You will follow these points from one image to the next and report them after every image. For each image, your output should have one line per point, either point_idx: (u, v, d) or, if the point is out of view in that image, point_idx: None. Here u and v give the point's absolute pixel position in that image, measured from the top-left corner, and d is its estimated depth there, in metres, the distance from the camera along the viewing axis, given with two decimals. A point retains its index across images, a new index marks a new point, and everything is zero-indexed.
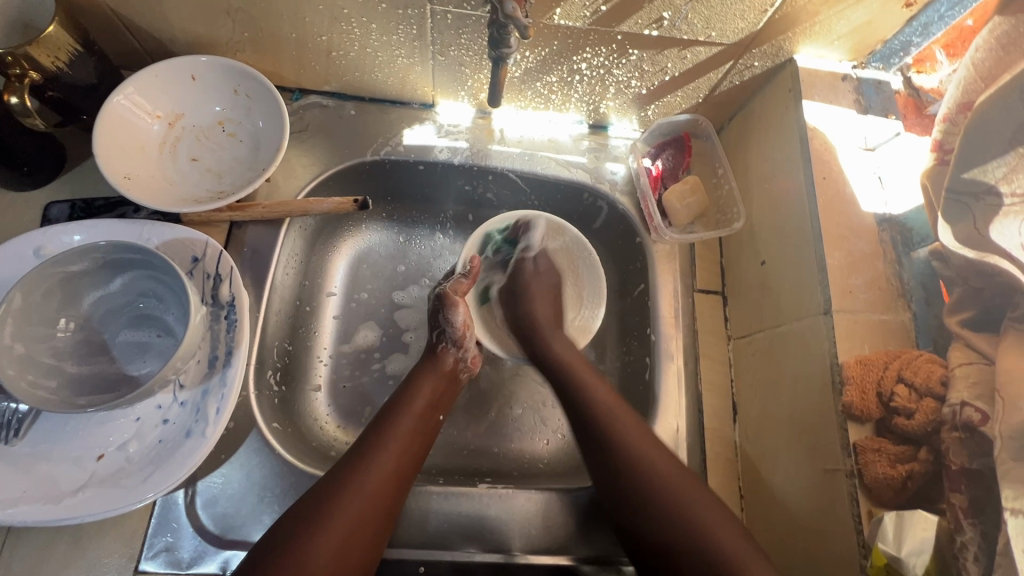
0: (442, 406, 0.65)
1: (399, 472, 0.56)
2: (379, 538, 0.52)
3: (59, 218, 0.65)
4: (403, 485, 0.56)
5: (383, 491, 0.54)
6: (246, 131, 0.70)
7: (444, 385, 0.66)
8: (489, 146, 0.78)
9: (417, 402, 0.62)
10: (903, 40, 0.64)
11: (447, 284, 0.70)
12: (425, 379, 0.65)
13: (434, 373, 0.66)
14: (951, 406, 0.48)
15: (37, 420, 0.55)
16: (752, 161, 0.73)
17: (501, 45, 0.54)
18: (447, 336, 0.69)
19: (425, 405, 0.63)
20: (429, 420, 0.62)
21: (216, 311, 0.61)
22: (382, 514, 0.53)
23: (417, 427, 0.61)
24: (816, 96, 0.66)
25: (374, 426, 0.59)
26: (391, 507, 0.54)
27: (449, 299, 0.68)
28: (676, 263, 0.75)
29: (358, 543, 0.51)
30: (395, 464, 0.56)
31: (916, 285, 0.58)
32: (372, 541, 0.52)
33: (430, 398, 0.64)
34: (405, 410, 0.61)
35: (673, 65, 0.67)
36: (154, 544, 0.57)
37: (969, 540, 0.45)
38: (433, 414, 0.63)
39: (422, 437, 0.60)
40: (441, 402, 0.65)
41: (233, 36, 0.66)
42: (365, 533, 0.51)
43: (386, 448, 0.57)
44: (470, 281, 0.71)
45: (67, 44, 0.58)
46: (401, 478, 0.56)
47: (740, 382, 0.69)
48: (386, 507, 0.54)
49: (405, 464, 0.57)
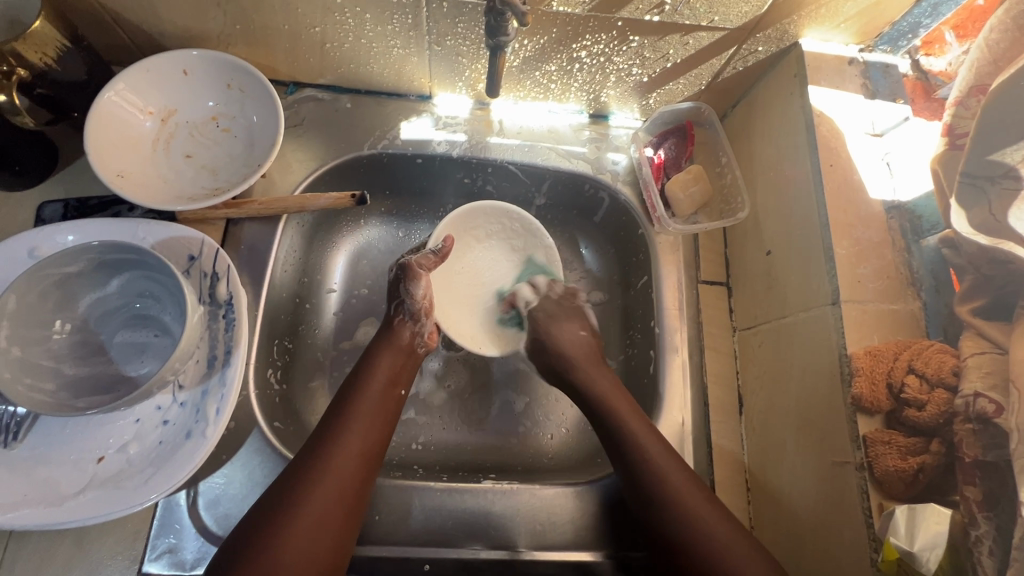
0: (402, 380, 0.64)
1: (366, 450, 0.55)
2: (352, 520, 0.52)
3: (53, 218, 0.64)
4: (370, 463, 0.55)
5: (351, 470, 0.54)
6: (240, 126, 0.69)
7: (402, 360, 0.65)
8: (487, 138, 0.76)
9: (374, 379, 0.61)
10: (911, 21, 0.62)
11: (412, 257, 0.69)
12: (381, 356, 0.64)
13: (390, 349, 0.65)
14: (964, 397, 0.47)
15: (37, 423, 0.55)
16: (757, 148, 0.72)
17: (498, 33, 0.53)
18: (404, 309, 0.68)
19: (383, 381, 0.62)
20: (390, 397, 0.61)
21: (214, 310, 0.60)
22: (350, 498, 0.53)
23: (378, 403, 0.60)
24: (822, 81, 0.64)
25: (333, 408, 0.58)
26: (361, 487, 0.54)
27: (410, 271, 0.68)
28: (680, 254, 0.74)
29: (331, 525, 0.50)
30: (360, 443, 0.56)
31: (927, 274, 0.56)
32: (345, 523, 0.51)
33: (389, 374, 0.63)
34: (364, 388, 0.60)
35: (676, 51, 0.66)
36: (157, 546, 0.57)
37: (983, 533, 0.44)
38: (393, 391, 0.62)
39: (383, 415, 0.59)
40: (400, 377, 0.64)
41: (225, 29, 0.65)
42: (336, 515, 0.51)
43: (347, 428, 0.56)
44: (439, 259, 0.69)
45: (54, 39, 0.57)
46: (366, 458, 0.55)
47: (747, 373, 0.68)
48: (354, 487, 0.53)
49: (369, 442, 0.56)
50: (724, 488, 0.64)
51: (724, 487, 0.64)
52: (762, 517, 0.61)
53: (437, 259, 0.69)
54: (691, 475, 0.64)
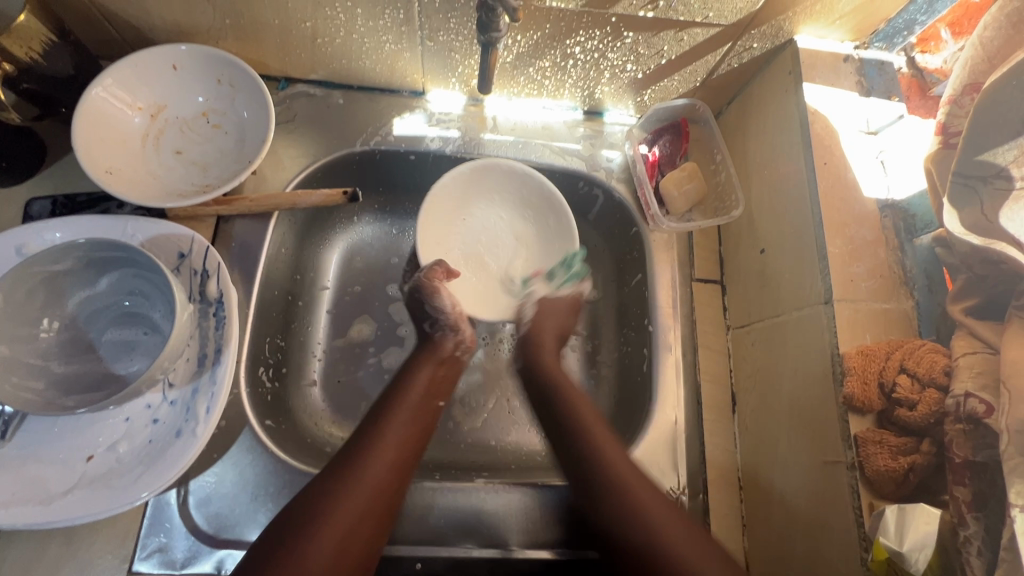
0: (442, 391, 0.64)
1: (401, 459, 0.55)
2: (383, 528, 0.52)
3: (41, 215, 0.63)
4: (405, 471, 0.55)
5: (384, 479, 0.53)
6: (231, 122, 0.68)
7: (442, 370, 0.65)
8: (481, 135, 0.76)
9: (415, 388, 0.61)
10: (907, 18, 0.61)
11: (423, 272, 0.69)
12: (422, 366, 0.64)
13: (430, 360, 0.65)
14: (955, 397, 0.47)
15: (25, 422, 0.54)
16: (752, 146, 0.72)
17: (489, 29, 0.53)
18: (442, 323, 0.68)
19: (421, 392, 0.61)
20: (428, 406, 0.61)
21: (204, 308, 0.59)
22: (384, 505, 0.52)
23: (416, 413, 0.60)
24: (817, 78, 0.64)
25: (371, 415, 0.58)
26: (396, 496, 0.54)
27: (430, 286, 0.67)
28: (674, 252, 0.74)
29: (362, 533, 0.50)
30: (395, 452, 0.55)
31: (920, 273, 0.56)
32: (375, 533, 0.51)
33: (426, 385, 0.63)
34: (403, 398, 0.60)
35: (670, 47, 0.65)
36: (148, 545, 0.57)
37: (972, 534, 0.44)
38: (432, 400, 0.62)
39: (421, 424, 0.59)
40: (441, 387, 0.64)
41: (214, 23, 0.64)
42: (368, 523, 0.51)
43: (385, 435, 0.56)
44: (446, 271, 0.69)
45: (40, 33, 0.56)
46: (403, 468, 0.55)
47: (740, 371, 0.68)
48: (389, 496, 0.53)
49: (408, 452, 0.56)
50: (717, 486, 0.64)
51: (716, 485, 0.64)
52: (755, 516, 0.62)
53: (446, 272, 0.69)
54: (683, 473, 0.64)
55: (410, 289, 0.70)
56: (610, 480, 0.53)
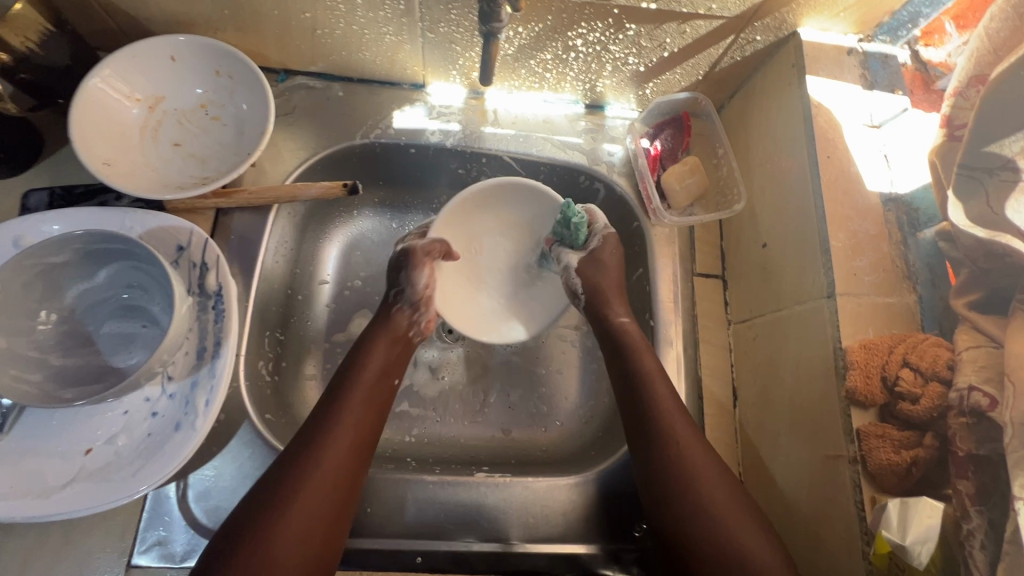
0: (396, 370, 0.62)
1: (355, 444, 0.54)
2: (340, 522, 0.51)
3: (38, 207, 0.63)
4: (361, 456, 0.54)
5: (341, 467, 0.52)
6: (230, 114, 0.68)
7: (397, 348, 0.63)
8: (482, 128, 0.76)
9: (367, 369, 0.59)
10: (912, 10, 0.61)
11: (418, 243, 0.66)
12: (376, 345, 0.62)
13: (385, 337, 0.63)
14: (958, 391, 0.47)
15: (23, 415, 0.54)
16: (754, 140, 0.71)
17: (491, 19, 0.52)
18: (403, 297, 0.66)
19: (375, 373, 0.60)
20: (383, 386, 0.60)
21: (203, 301, 0.59)
22: (343, 493, 0.52)
23: (370, 395, 0.58)
24: (820, 71, 0.63)
25: (323, 401, 0.57)
26: (352, 485, 0.53)
27: (414, 259, 0.65)
28: (675, 247, 0.73)
29: (323, 522, 0.50)
30: (350, 438, 0.54)
31: (922, 267, 0.56)
32: (336, 520, 0.51)
33: (381, 365, 0.61)
34: (355, 381, 0.58)
35: (673, 40, 0.65)
36: (147, 538, 0.57)
37: (975, 528, 0.44)
38: (387, 380, 0.60)
39: (376, 406, 0.58)
40: (394, 367, 0.62)
41: (212, 13, 0.63)
42: (329, 513, 0.50)
43: (338, 422, 0.54)
44: (444, 247, 0.66)
45: (36, 22, 0.57)
46: (360, 453, 0.54)
47: (741, 365, 0.68)
48: (345, 486, 0.52)
49: (361, 438, 0.55)
50: None
51: None
52: None
53: (444, 248, 0.67)
54: None
55: (394, 257, 0.68)
56: (684, 481, 0.53)
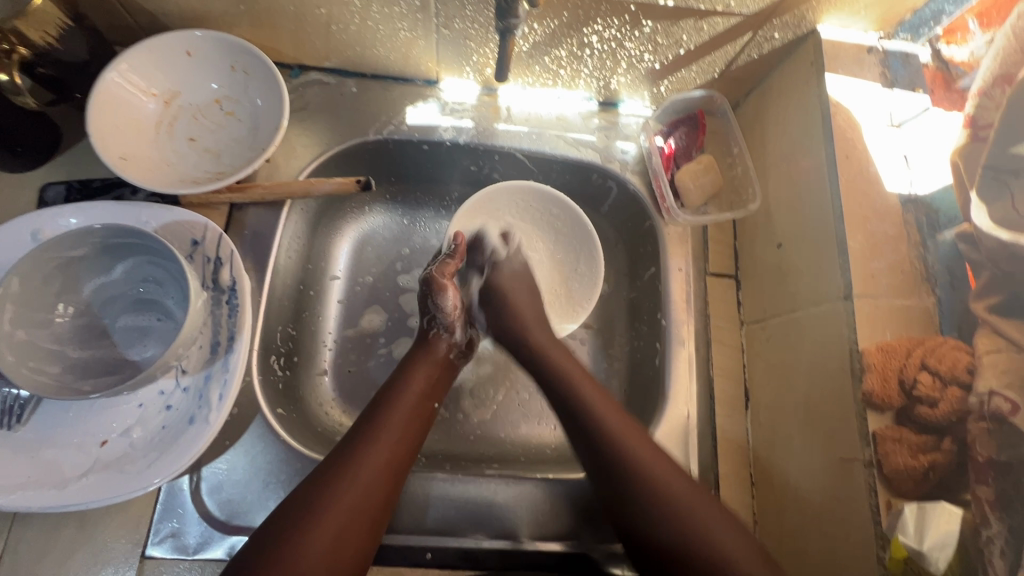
0: (437, 393, 0.64)
1: (395, 459, 0.55)
2: (372, 536, 0.51)
3: (55, 200, 0.63)
4: (400, 470, 0.55)
5: (379, 479, 0.53)
6: (245, 110, 0.68)
7: (438, 371, 0.65)
8: (495, 125, 0.75)
9: (413, 390, 0.61)
10: (934, 8, 0.60)
11: (433, 267, 0.69)
12: (421, 366, 0.64)
13: (428, 360, 0.65)
14: (979, 396, 0.47)
15: (39, 407, 0.55)
16: (770, 138, 0.70)
17: (508, 15, 0.52)
18: (438, 322, 0.68)
19: (419, 392, 0.61)
20: (423, 407, 0.61)
21: (217, 296, 0.59)
22: (378, 504, 0.52)
23: (413, 415, 0.59)
24: (839, 69, 0.63)
25: (368, 412, 0.58)
26: (388, 498, 0.53)
27: (437, 283, 0.67)
28: (689, 246, 0.73)
29: (356, 532, 0.50)
30: (390, 452, 0.55)
31: (942, 269, 0.54)
32: (369, 533, 0.51)
33: (424, 386, 0.62)
34: (400, 398, 0.60)
35: (689, 37, 0.64)
36: (160, 529, 0.57)
37: (995, 533, 0.45)
38: (428, 401, 0.62)
39: (417, 424, 0.59)
40: (436, 390, 0.64)
41: (228, 9, 0.63)
42: (363, 525, 0.51)
43: (379, 437, 0.55)
44: (457, 261, 0.69)
45: (56, 18, 0.57)
46: (398, 467, 0.55)
47: (754, 367, 0.67)
48: (381, 499, 0.53)
49: (400, 454, 0.56)
50: (730, 482, 0.64)
51: (728, 481, 0.64)
52: (766, 510, 0.61)
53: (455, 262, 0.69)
54: (695, 468, 0.63)
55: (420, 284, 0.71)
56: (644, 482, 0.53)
